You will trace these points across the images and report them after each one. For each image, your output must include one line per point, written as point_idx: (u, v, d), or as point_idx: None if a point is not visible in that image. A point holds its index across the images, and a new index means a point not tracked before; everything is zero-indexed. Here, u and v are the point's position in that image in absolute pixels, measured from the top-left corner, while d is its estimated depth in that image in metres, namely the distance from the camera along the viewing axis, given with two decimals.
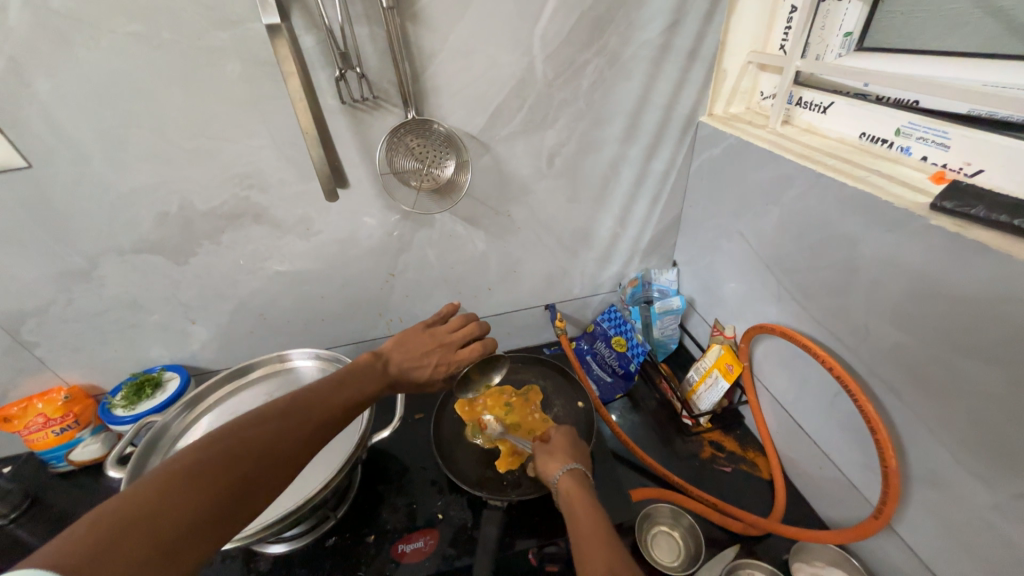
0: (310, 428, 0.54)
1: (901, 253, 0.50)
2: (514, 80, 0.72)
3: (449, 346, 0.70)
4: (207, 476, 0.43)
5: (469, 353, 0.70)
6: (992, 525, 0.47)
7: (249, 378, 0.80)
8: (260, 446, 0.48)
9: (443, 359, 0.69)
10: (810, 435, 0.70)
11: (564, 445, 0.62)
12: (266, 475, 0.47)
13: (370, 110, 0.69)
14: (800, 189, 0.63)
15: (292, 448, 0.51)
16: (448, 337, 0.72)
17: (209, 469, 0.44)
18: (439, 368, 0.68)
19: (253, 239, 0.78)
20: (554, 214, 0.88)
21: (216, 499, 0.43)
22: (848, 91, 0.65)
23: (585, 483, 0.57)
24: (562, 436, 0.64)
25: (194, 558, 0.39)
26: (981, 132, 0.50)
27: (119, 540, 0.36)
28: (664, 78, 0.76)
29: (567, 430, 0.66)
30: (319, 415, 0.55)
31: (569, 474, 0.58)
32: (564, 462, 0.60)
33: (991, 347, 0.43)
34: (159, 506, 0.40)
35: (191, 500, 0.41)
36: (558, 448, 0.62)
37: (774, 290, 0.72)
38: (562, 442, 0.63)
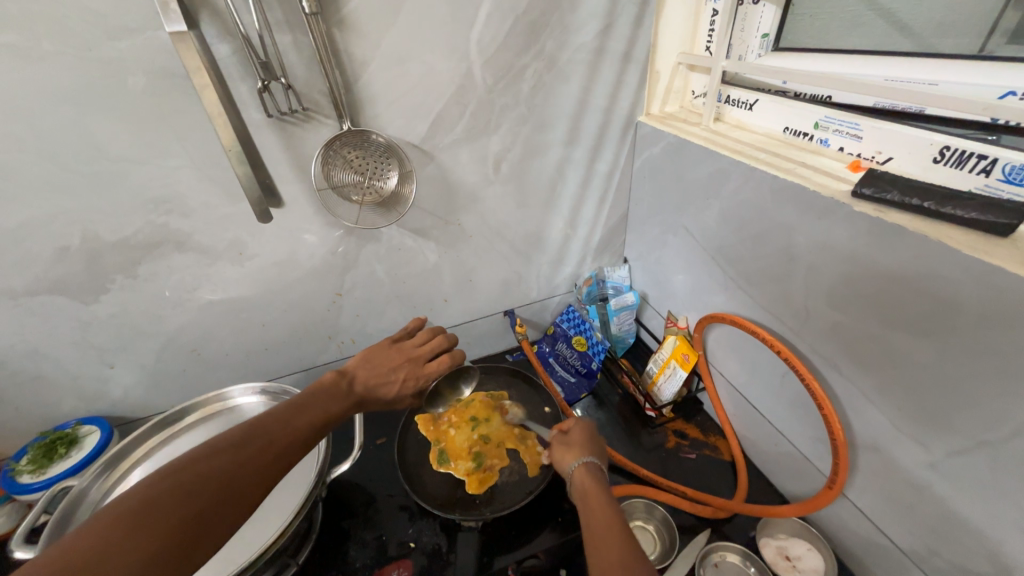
0: (271, 456, 0.49)
1: (831, 238, 0.54)
2: (452, 86, 0.70)
3: (418, 359, 0.67)
4: (154, 519, 0.41)
5: (439, 365, 0.67)
6: (929, 483, 0.51)
7: (184, 422, 0.72)
8: (216, 481, 0.45)
9: (411, 373, 0.65)
10: (764, 415, 0.74)
11: (583, 438, 0.59)
12: (223, 511, 0.44)
13: (301, 123, 0.64)
14: (736, 183, 0.66)
15: (249, 479, 0.47)
16: (417, 349, 0.68)
17: (154, 513, 0.41)
18: (407, 383, 0.64)
19: (177, 268, 0.70)
20: (505, 220, 0.87)
21: (161, 544, 0.40)
22: (770, 89, 0.69)
23: (600, 477, 0.54)
24: (580, 426, 0.61)
25: None
26: (888, 123, 0.55)
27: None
28: (602, 80, 0.77)
29: (586, 421, 0.62)
30: (281, 441, 0.51)
31: (583, 467, 0.55)
32: (580, 455, 0.56)
33: (915, 319, 0.47)
34: (99, 555, 0.38)
35: (132, 548, 0.39)
36: (573, 439, 0.59)
37: (720, 280, 0.76)
38: (579, 435, 0.59)
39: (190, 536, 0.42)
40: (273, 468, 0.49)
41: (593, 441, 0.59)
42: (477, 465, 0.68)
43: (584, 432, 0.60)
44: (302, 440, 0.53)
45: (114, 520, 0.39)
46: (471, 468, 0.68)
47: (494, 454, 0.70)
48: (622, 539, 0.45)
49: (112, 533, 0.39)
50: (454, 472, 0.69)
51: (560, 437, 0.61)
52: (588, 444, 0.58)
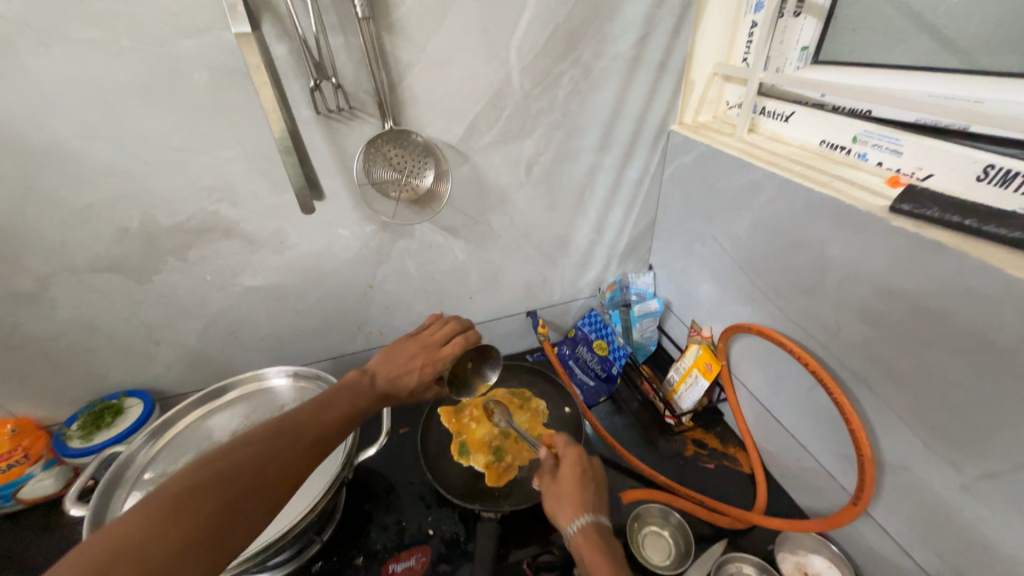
0: (299, 448, 0.52)
1: (865, 252, 0.54)
2: (490, 90, 0.72)
3: (434, 347, 0.67)
4: (191, 502, 0.43)
5: (452, 347, 0.67)
6: (959, 505, 0.50)
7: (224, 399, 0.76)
8: (248, 469, 0.47)
9: (428, 360, 0.66)
10: (787, 428, 0.73)
11: (576, 483, 0.56)
12: (257, 496, 0.46)
13: (346, 121, 0.67)
14: (769, 194, 0.66)
15: (284, 464, 0.50)
16: (432, 336, 0.69)
17: (192, 498, 0.44)
18: (425, 370, 0.65)
19: (223, 254, 0.74)
20: (533, 222, 0.89)
21: (197, 527, 0.42)
22: (807, 101, 0.69)
23: (598, 536, 0.52)
24: (569, 462, 0.59)
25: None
26: (929, 139, 0.54)
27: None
28: (637, 88, 0.79)
29: (575, 452, 0.59)
30: (308, 433, 0.53)
31: (580, 528, 0.52)
32: (575, 513, 0.54)
33: (952, 337, 0.47)
34: (141, 535, 0.40)
35: (167, 532, 0.41)
36: (563, 482, 0.57)
37: (747, 291, 0.76)
38: (568, 477, 0.57)
39: (230, 517, 0.44)
40: (302, 458, 0.51)
41: (585, 483, 0.57)
42: (497, 459, 0.71)
43: (574, 468, 0.58)
44: (334, 430, 0.56)
45: (162, 499, 0.43)
46: (490, 461, 0.70)
47: (513, 451, 0.72)
48: None
49: (159, 512, 0.42)
50: (473, 465, 0.70)
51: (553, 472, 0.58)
52: (583, 492, 0.56)
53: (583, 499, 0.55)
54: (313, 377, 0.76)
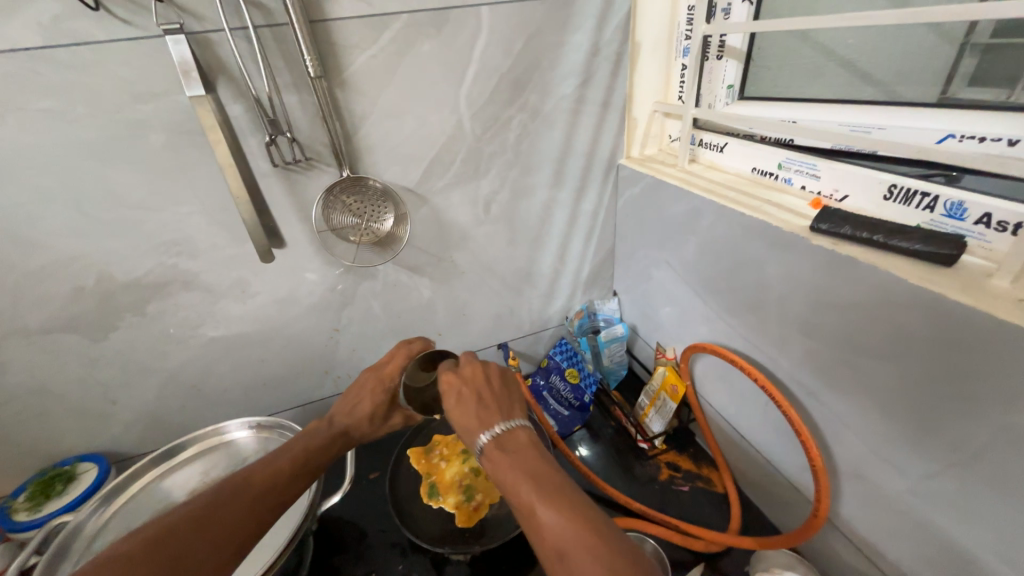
0: (252, 500, 0.50)
1: (796, 270, 0.57)
2: (444, 136, 0.76)
3: (381, 368, 0.66)
4: (126, 573, 0.42)
5: (397, 362, 0.66)
6: (911, 508, 0.52)
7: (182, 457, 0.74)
8: (191, 533, 0.46)
9: (375, 382, 0.65)
10: (753, 443, 0.75)
11: (467, 408, 0.51)
12: (203, 558, 0.45)
13: (304, 171, 0.70)
14: (709, 219, 0.70)
15: (229, 525, 0.48)
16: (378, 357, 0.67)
17: (128, 568, 0.42)
18: (376, 395, 0.64)
19: (183, 306, 0.74)
20: (495, 256, 0.91)
21: None
22: (738, 133, 0.75)
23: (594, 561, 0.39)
24: (453, 390, 0.53)
25: None
26: (842, 164, 0.59)
27: None
28: (583, 127, 0.84)
29: (454, 379, 0.54)
30: (261, 483, 0.52)
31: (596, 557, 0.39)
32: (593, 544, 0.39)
33: (879, 345, 0.50)
34: None
35: None
36: (456, 412, 0.51)
37: (702, 311, 0.79)
38: (459, 404, 0.52)
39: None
40: (255, 510, 0.50)
41: (476, 403, 0.51)
42: (467, 498, 0.69)
43: (466, 395, 0.52)
44: (288, 480, 0.54)
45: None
46: (461, 501, 0.69)
47: (484, 489, 0.71)
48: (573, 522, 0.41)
49: None
50: (444, 507, 0.69)
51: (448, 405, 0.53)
52: (477, 411, 0.50)
53: (478, 417, 0.50)
54: (276, 428, 0.74)
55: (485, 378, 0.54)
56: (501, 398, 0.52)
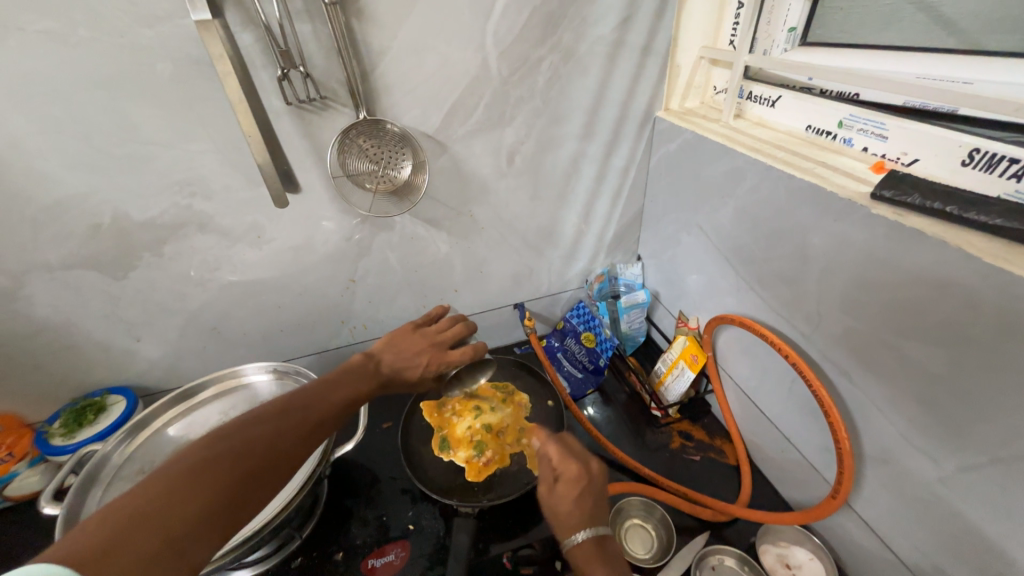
0: (311, 423, 0.53)
1: (846, 242, 0.52)
2: (467, 77, 0.70)
3: (443, 347, 0.69)
4: (215, 471, 0.43)
5: (461, 353, 0.70)
6: (939, 498, 0.49)
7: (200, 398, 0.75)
8: (266, 443, 0.48)
9: (434, 358, 0.68)
10: (772, 420, 0.72)
11: (579, 501, 0.51)
12: (280, 465, 0.48)
13: (319, 111, 0.66)
14: (752, 181, 0.64)
15: (292, 444, 0.50)
16: (443, 337, 0.71)
17: (214, 468, 0.43)
18: (430, 367, 0.67)
19: (200, 248, 0.73)
20: (517, 212, 0.87)
21: (216, 498, 0.42)
22: (794, 85, 0.67)
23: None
24: (569, 474, 0.53)
25: (199, 554, 0.39)
26: (916, 124, 0.52)
27: (120, 541, 0.36)
28: (620, 73, 0.76)
29: (576, 466, 0.54)
30: (319, 410, 0.54)
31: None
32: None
33: (933, 329, 0.45)
34: (162, 502, 0.39)
35: (190, 502, 0.41)
36: (563, 497, 0.52)
37: (732, 282, 0.74)
38: (567, 492, 0.52)
39: (246, 494, 0.44)
40: (316, 433, 0.52)
41: (589, 500, 0.52)
42: (477, 454, 0.69)
43: (579, 484, 0.53)
44: (338, 415, 0.56)
45: (180, 472, 0.42)
46: (471, 456, 0.69)
47: (495, 445, 0.70)
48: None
49: (180, 481, 0.41)
50: (454, 459, 0.69)
51: (554, 487, 0.53)
52: (584, 506, 0.51)
53: (585, 514, 0.51)
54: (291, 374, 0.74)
55: (590, 468, 0.54)
56: (604, 509, 0.52)
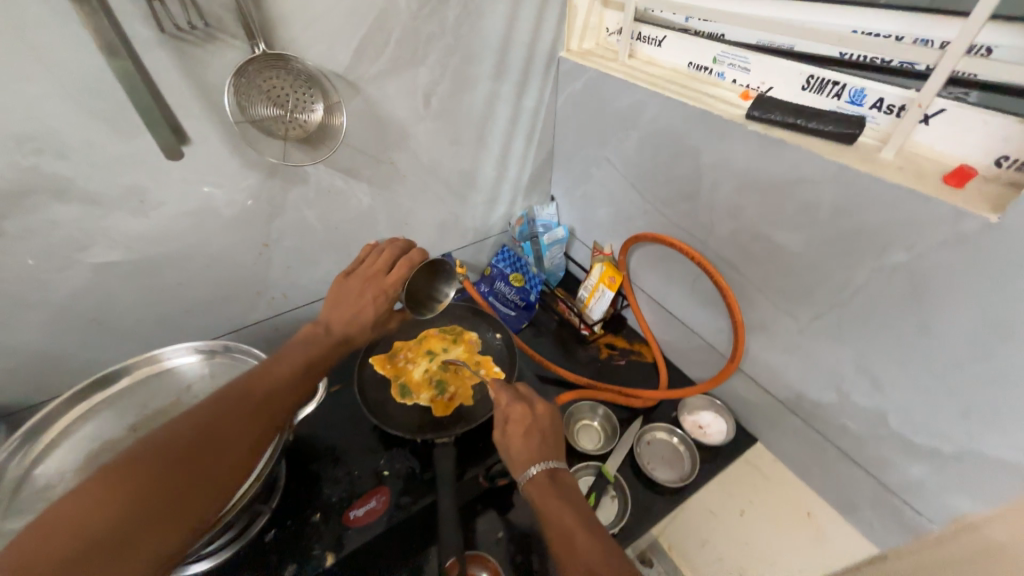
0: (259, 406, 0.50)
1: (729, 157, 0.64)
2: (374, 9, 0.65)
3: (380, 278, 0.64)
4: (145, 469, 0.41)
5: (399, 271, 0.65)
6: (798, 347, 0.66)
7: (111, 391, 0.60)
8: (208, 432, 0.45)
9: (378, 289, 0.64)
10: (680, 318, 0.87)
11: (527, 439, 0.58)
12: (226, 452, 0.45)
13: (202, 43, 0.56)
14: (652, 113, 0.73)
15: (236, 429, 0.47)
16: (380, 266, 0.65)
17: (143, 466, 0.41)
18: (379, 299, 0.63)
19: (59, 222, 0.59)
20: (437, 158, 0.86)
21: (148, 498, 0.39)
22: (675, 26, 0.77)
23: (557, 502, 0.52)
24: (517, 416, 0.60)
25: (143, 554, 0.38)
26: (770, 57, 0.64)
27: (36, 560, 0.34)
28: (526, 11, 0.78)
29: (520, 408, 0.60)
30: (268, 390, 0.51)
31: (552, 519, 0.50)
32: (563, 516, 0.50)
33: (794, 217, 0.59)
34: (87, 511, 0.37)
35: (117, 504, 0.38)
36: (514, 439, 0.59)
37: (639, 206, 0.85)
38: (519, 435, 0.58)
39: (183, 488, 0.41)
40: (266, 415, 0.50)
41: (538, 439, 0.58)
42: (440, 393, 0.71)
43: (525, 427, 0.59)
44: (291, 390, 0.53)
45: (105, 475, 0.39)
46: (435, 395, 0.71)
47: (454, 381, 0.73)
48: (570, 509, 0.51)
49: (106, 485, 0.39)
50: (417, 403, 0.71)
51: (506, 430, 0.60)
52: (535, 447, 0.57)
53: (537, 450, 0.57)
54: (222, 353, 0.65)
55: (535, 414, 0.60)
56: (553, 444, 0.59)
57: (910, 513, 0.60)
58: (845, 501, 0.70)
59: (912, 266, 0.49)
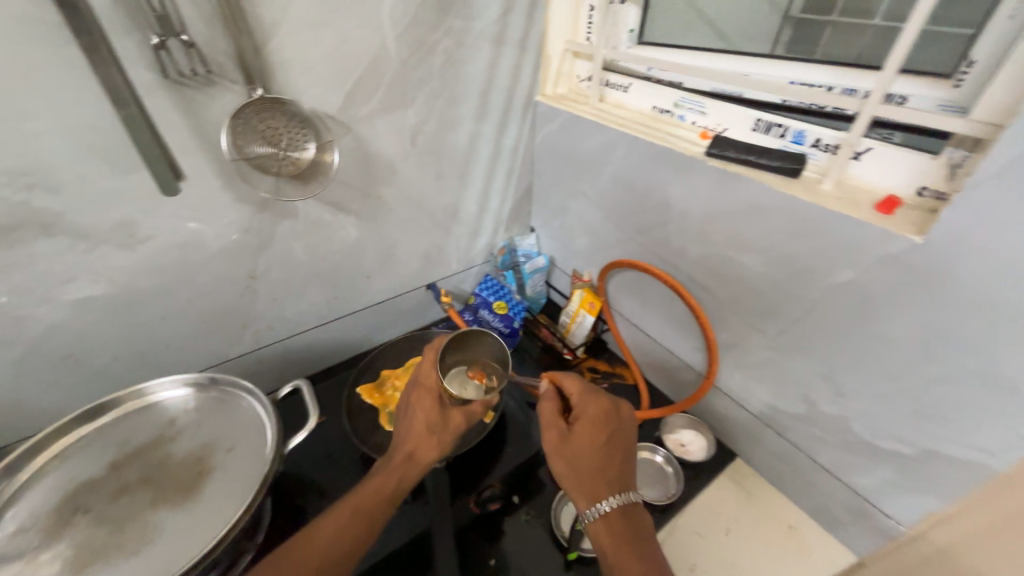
0: (347, 533, 0.51)
1: (693, 189, 0.71)
2: (366, 57, 0.70)
3: (425, 384, 0.65)
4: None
5: (430, 365, 0.66)
6: (766, 362, 0.70)
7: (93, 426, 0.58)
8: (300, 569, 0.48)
9: (426, 396, 0.64)
10: (657, 340, 0.92)
11: (596, 452, 0.59)
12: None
13: (202, 87, 0.59)
14: (622, 150, 0.80)
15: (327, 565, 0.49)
16: (426, 373, 0.66)
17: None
18: (428, 409, 0.63)
19: (44, 256, 0.59)
20: (423, 192, 0.90)
21: None
22: (640, 75, 0.85)
23: (618, 537, 0.54)
24: (589, 417, 0.61)
25: None
26: (723, 102, 0.73)
27: None
28: (505, 61, 0.85)
29: (596, 416, 0.61)
30: (353, 515, 0.53)
31: (611, 549, 0.53)
32: (620, 556, 0.52)
33: (753, 241, 0.65)
34: None
35: None
36: (581, 440, 0.60)
37: (615, 235, 0.91)
38: (589, 439, 0.60)
39: None
40: (351, 543, 0.51)
41: (605, 451, 0.59)
42: None
43: (598, 426, 0.61)
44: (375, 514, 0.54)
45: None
46: None
47: None
48: (633, 551, 0.52)
49: None
50: None
51: (574, 434, 0.60)
52: (602, 467, 0.58)
53: (603, 470, 0.58)
54: (215, 387, 0.63)
55: (615, 412, 0.62)
56: (624, 463, 0.60)
57: (880, 515, 0.64)
58: (822, 510, 0.73)
59: (859, 282, 0.55)
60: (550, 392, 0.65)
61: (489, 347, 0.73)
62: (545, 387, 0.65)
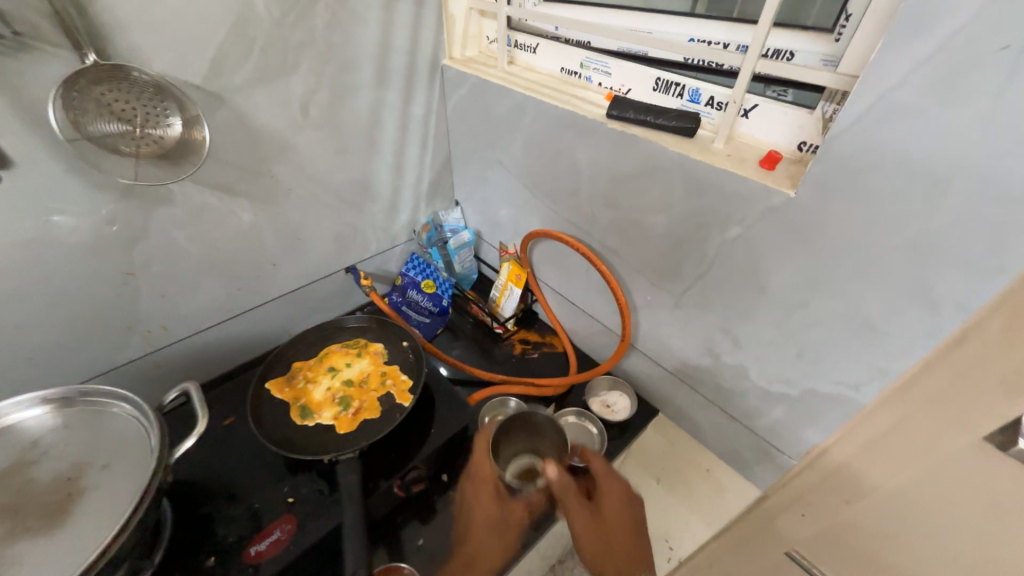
0: None
1: (598, 153, 0.70)
2: (230, 16, 0.62)
3: (481, 477, 0.67)
4: None
5: (488, 458, 0.68)
6: (675, 320, 0.73)
7: None
8: None
9: (490, 497, 0.66)
10: (581, 307, 0.93)
11: (620, 523, 0.64)
12: None
13: (13, 52, 0.50)
14: (530, 115, 0.77)
15: None
16: (478, 465, 0.68)
17: None
18: (491, 509, 0.66)
19: None
20: (324, 168, 0.84)
21: None
22: (546, 34, 0.82)
23: None
24: (612, 494, 0.66)
25: None
26: (625, 62, 0.71)
27: None
28: (401, 20, 0.79)
29: (626, 506, 0.66)
30: None
31: None
32: None
33: (654, 203, 0.66)
34: None
35: None
36: (610, 510, 0.65)
37: (533, 204, 0.89)
38: (618, 511, 0.65)
39: None
40: None
41: (629, 529, 0.64)
42: (344, 408, 0.69)
43: (625, 505, 0.66)
44: None
45: None
46: (338, 412, 0.69)
47: (360, 395, 0.71)
48: None
49: None
50: (320, 421, 0.68)
51: (599, 508, 0.66)
52: (627, 543, 0.63)
53: (624, 531, 0.64)
54: (94, 399, 0.57)
55: (636, 497, 0.67)
56: (646, 552, 0.63)
57: (777, 453, 0.70)
58: (731, 453, 0.78)
59: (746, 238, 0.57)
60: (563, 476, 0.64)
61: (546, 429, 0.75)
62: (557, 472, 0.63)
